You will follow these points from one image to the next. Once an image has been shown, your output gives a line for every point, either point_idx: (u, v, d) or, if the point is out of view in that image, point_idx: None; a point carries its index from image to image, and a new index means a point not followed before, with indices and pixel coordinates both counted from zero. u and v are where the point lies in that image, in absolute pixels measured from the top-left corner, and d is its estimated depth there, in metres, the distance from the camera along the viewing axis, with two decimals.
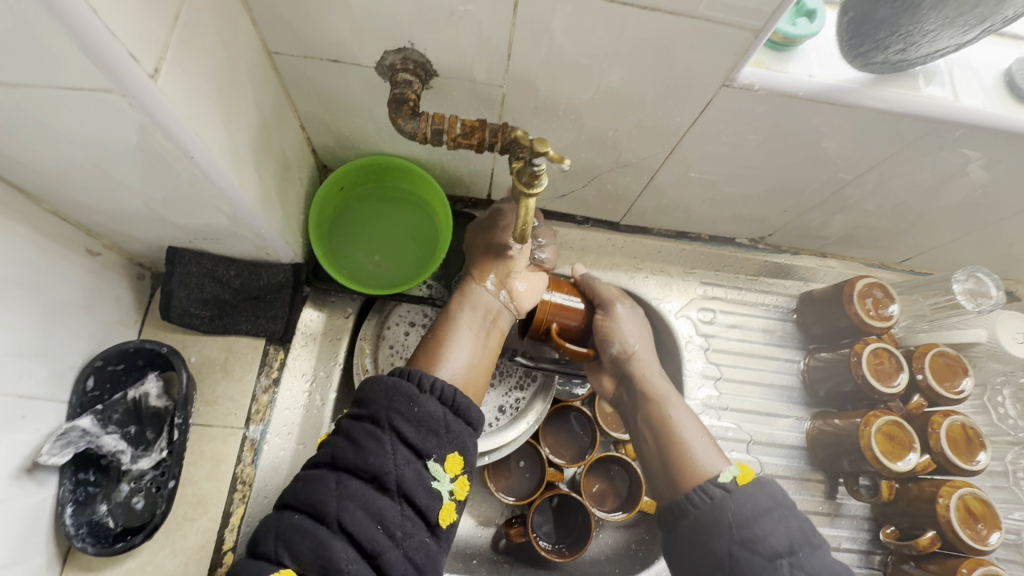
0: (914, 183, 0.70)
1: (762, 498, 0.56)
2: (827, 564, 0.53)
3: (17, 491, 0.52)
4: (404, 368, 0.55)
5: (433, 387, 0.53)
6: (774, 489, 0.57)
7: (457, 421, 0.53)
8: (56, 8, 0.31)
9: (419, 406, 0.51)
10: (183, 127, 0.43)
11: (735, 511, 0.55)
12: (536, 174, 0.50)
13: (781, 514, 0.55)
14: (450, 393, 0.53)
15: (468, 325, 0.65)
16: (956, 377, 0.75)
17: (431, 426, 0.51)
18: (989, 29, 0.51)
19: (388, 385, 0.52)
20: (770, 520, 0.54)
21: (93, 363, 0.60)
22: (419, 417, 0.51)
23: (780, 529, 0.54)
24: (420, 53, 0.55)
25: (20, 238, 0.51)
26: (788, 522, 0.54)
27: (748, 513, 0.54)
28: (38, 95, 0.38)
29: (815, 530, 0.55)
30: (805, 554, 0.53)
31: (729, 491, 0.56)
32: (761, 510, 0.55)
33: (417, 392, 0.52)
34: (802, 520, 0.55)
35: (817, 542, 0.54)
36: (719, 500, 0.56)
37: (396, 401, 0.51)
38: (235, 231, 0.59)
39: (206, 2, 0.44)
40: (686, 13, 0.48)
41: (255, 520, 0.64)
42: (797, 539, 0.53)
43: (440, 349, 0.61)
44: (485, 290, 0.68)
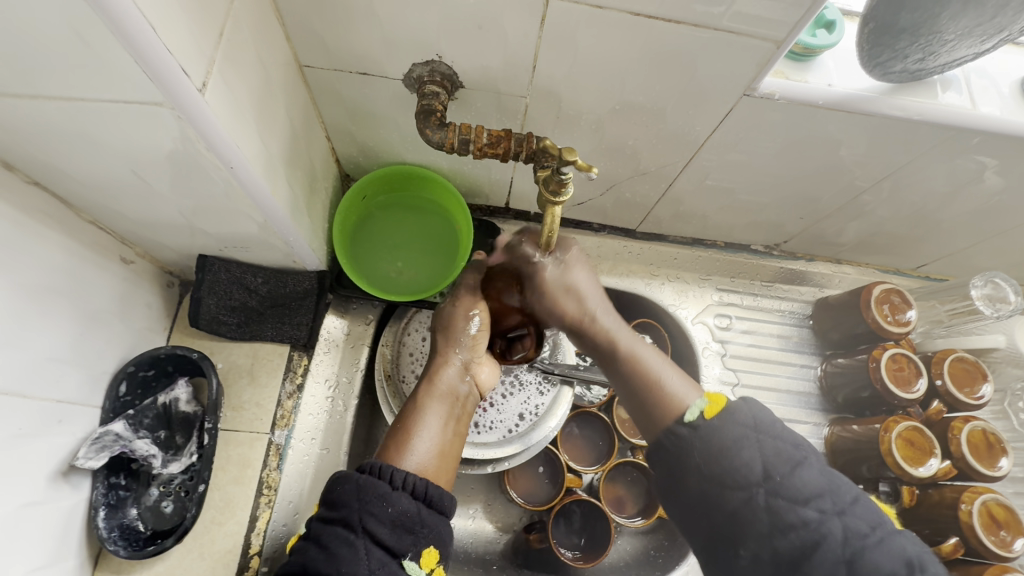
0: (931, 190, 0.71)
1: (731, 428, 0.55)
2: (809, 483, 0.52)
3: (53, 494, 0.53)
4: (373, 463, 0.50)
5: (406, 481, 0.50)
6: (746, 414, 0.55)
7: (432, 515, 0.50)
8: (119, 26, 0.33)
9: (392, 505, 0.48)
10: (225, 138, 0.44)
11: (705, 446, 0.55)
12: (563, 182, 0.51)
13: (755, 441, 0.54)
14: (424, 486, 0.50)
15: (434, 410, 0.60)
16: (975, 383, 0.75)
17: (405, 523, 0.48)
18: (1006, 38, 0.51)
19: (360, 481, 0.49)
20: (742, 450, 0.54)
21: (125, 369, 0.61)
22: (392, 516, 0.47)
23: (753, 457, 0.53)
24: (448, 65, 0.57)
25: (60, 246, 0.53)
26: (763, 448, 0.54)
27: (719, 447, 0.54)
28: (89, 108, 0.39)
29: (796, 448, 0.54)
30: (782, 478, 0.52)
31: (696, 427, 0.56)
32: (732, 441, 0.54)
33: (389, 490, 0.48)
34: (780, 441, 0.54)
35: (801, 459, 0.54)
36: (686, 438, 0.56)
37: (367, 500, 0.47)
38: (264, 239, 0.61)
39: (246, 17, 0.45)
40: (709, 25, 0.49)
41: (280, 524, 0.65)
42: (772, 465, 0.53)
43: (406, 437, 0.57)
44: (449, 368, 0.63)
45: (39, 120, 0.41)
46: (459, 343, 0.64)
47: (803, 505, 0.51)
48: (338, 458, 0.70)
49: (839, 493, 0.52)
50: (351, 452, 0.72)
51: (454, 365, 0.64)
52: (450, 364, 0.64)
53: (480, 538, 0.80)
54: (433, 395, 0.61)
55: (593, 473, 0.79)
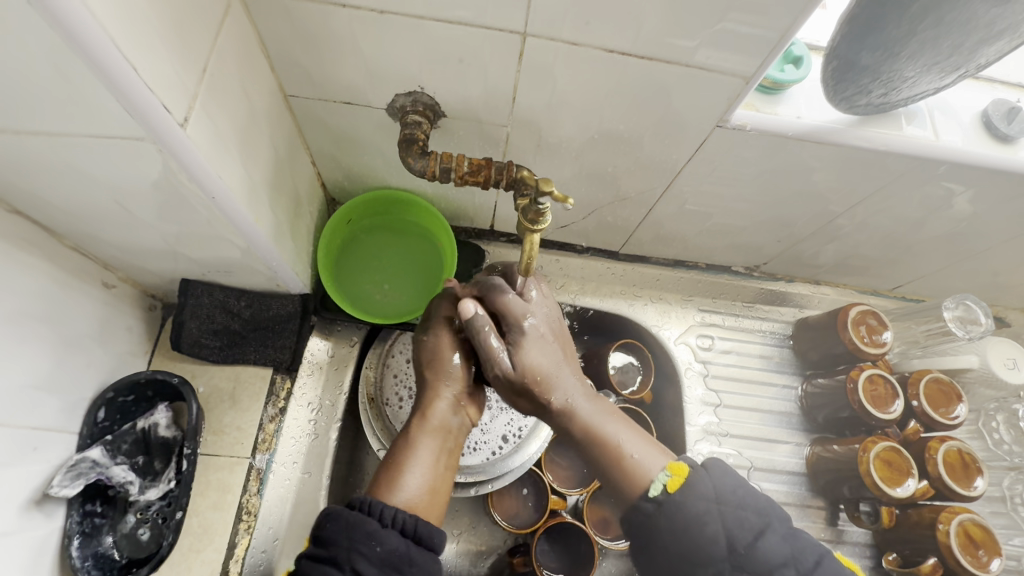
0: (903, 215, 0.73)
1: (694, 503, 0.51)
2: (775, 554, 0.49)
3: (26, 524, 0.53)
4: (364, 499, 0.49)
5: (395, 518, 0.48)
6: (707, 487, 0.52)
7: (421, 553, 0.48)
8: (102, 69, 0.34)
9: (380, 544, 0.46)
10: (208, 170, 0.45)
11: (667, 526, 0.51)
12: (541, 211, 0.53)
13: (718, 512, 0.51)
14: (413, 523, 0.48)
15: (426, 445, 0.57)
16: (951, 404, 0.76)
17: (394, 563, 0.45)
18: (964, 74, 0.54)
19: (350, 519, 0.47)
20: (706, 524, 0.50)
21: (104, 395, 0.61)
22: (381, 556, 0.45)
23: (716, 531, 0.50)
24: (430, 96, 0.58)
25: (40, 272, 0.53)
26: (726, 519, 0.50)
27: (681, 525, 0.50)
28: (72, 142, 0.40)
29: (759, 516, 0.51)
30: (747, 549, 0.49)
31: (661, 502, 0.52)
32: (695, 516, 0.50)
33: (378, 528, 0.47)
34: (742, 509, 0.51)
35: (764, 527, 0.50)
36: (653, 516, 0.52)
37: (357, 539, 0.46)
38: (248, 264, 0.61)
39: (230, 50, 0.47)
40: (681, 61, 0.51)
41: (260, 551, 0.64)
42: (735, 536, 0.50)
43: (395, 471, 0.54)
44: (441, 401, 0.60)
45: (21, 152, 0.41)
46: (447, 375, 0.61)
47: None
48: (320, 484, 0.69)
49: (803, 559, 0.49)
50: (334, 475, 0.72)
51: (445, 397, 0.60)
52: (441, 398, 0.60)
53: (463, 561, 0.80)
54: (424, 429, 0.58)
55: (577, 495, 0.79)
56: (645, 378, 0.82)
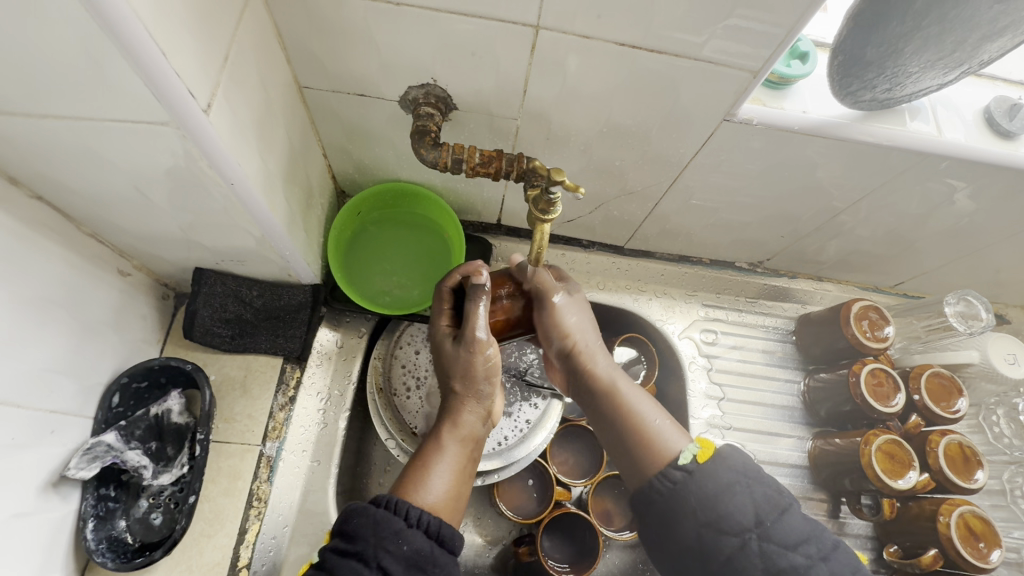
0: (905, 211, 0.74)
1: (724, 473, 0.54)
2: (798, 529, 0.51)
3: (43, 505, 0.54)
4: (390, 497, 0.49)
5: (421, 519, 0.49)
6: (736, 459, 0.55)
7: (443, 555, 0.48)
8: (134, 54, 0.35)
9: (407, 543, 0.47)
10: (228, 157, 0.46)
11: (696, 493, 0.53)
12: (552, 201, 0.55)
13: (745, 486, 0.53)
14: (437, 525, 0.49)
15: (453, 453, 0.57)
16: (952, 398, 0.77)
17: (419, 562, 0.46)
18: (967, 70, 0.55)
19: (377, 516, 0.47)
20: (733, 494, 0.52)
21: (119, 380, 0.62)
22: (406, 554, 0.46)
23: (744, 502, 0.52)
24: (442, 88, 0.59)
25: (59, 258, 0.54)
26: (752, 492, 0.53)
27: (709, 492, 0.53)
28: (99, 127, 0.41)
29: (782, 493, 0.53)
30: (772, 523, 0.51)
31: (690, 471, 0.54)
32: (724, 486, 0.53)
33: (404, 526, 0.47)
34: (768, 486, 0.53)
35: (787, 505, 0.52)
36: (681, 483, 0.54)
37: (383, 536, 0.46)
38: (261, 253, 0.62)
39: (250, 41, 0.48)
40: (690, 56, 0.52)
41: (270, 538, 0.64)
42: (762, 508, 0.52)
43: (424, 473, 0.54)
44: (472, 413, 0.59)
45: (47, 137, 0.42)
46: (480, 390, 0.60)
47: (792, 550, 0.50)
48: (328, 472, 0.69)
49: (823, 539, 0.51)
50: (343, 464, 0.73)
51: (476, 410, 0.60)
52: (472, 410, 0.59)
53: (470, 551, 0.81)
54: (454, 437, 0.58)
55: (582, 486, 0.80)
56: (650, 371, 0.83)
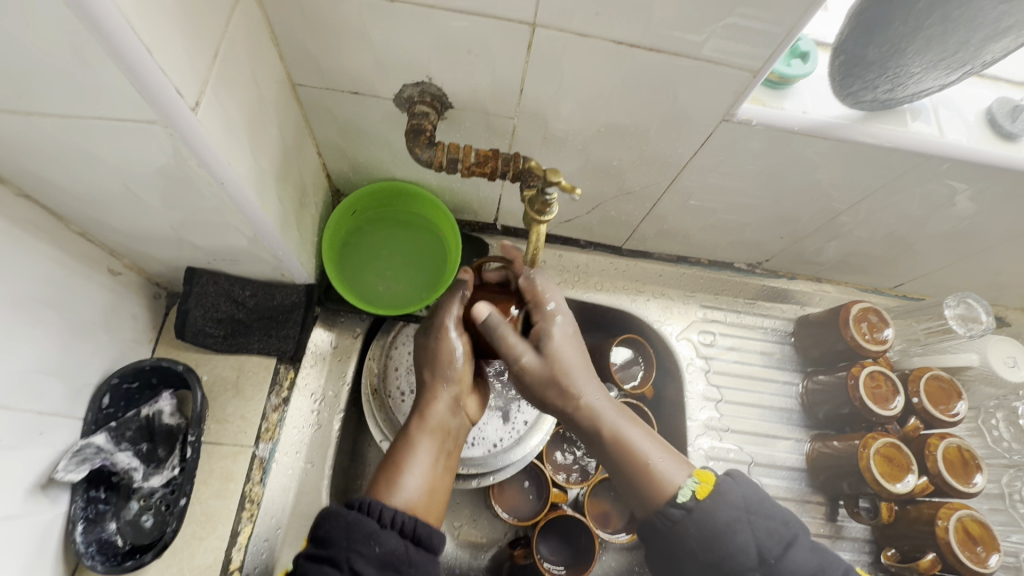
0: (906, 212, 0.73)
1: (725, 511, 0.52)
2: (804, 563, 0.50)
3: (31, 508, 0.53)
4: (363, 499, 0.49)
5: (394, 519, 0.48)
6: (736, 495, 0.53)
7: (420, 553, 0.48)
8: (118, 49, 0.34)
9: (379, 545, 0.46)
10: (217, 155, 0.45)
11: (696, 534, 0.51)
12: (548, 202, 0.54)
13: (748, 521, 0.51)
14: (412, 524, 0.48)
15: (425, 446, 0.57)
16: (951, 401, 0.77)
17: (392, 563, 0.45)
18: (970, 71, 0.54)
19: (349, 520, 0.47)
20: (735, 534, 0.51)
21: (109, 381, 0.61)
22: (380, 556, 0.45)
23: (747, 540, 0.50)
24: (437, 87, 0.58)
25: (47, 257, 0.53)
26: (756, 528, 0.51)
27: (710, 532, 0.51)
28: (85, 125, 0.40)
29: (786, 526, 0.52)
30: (777, 560, 0.50)
31: (689, 510, 0.52)
32: (725, 525, 0.51)
33: (377, 528, 0.47)
34: (771, 520, 0.52)
35: (791, 538, 0.51)
36: (680, 522, 0.52)
37: (356, 539, 0.46)
38: (254, 252, 0.61)
39: (241, 38, 0.47)
40: (689, 55, 0.51)
41: (262, 540, 0.65)
42: (765, 545, 0.51)
43: (396, 472, 0.54)
44: (441, 402, 0.60)
45: (32, 134, 0.41)
46: (447, 376, 0.60)
47: None
48: (322, 474, 0.69)
49: (830, 569, 0.50)
50: (337, 465, 0.72)
51: (444, 399, 0.60)
52: (441, 399, 0.60)
53: (465, 553, 0.80)
54: (423, 429, 0.58)
55: (578, 488, 0.79)
56: (646, 373, 0.82)
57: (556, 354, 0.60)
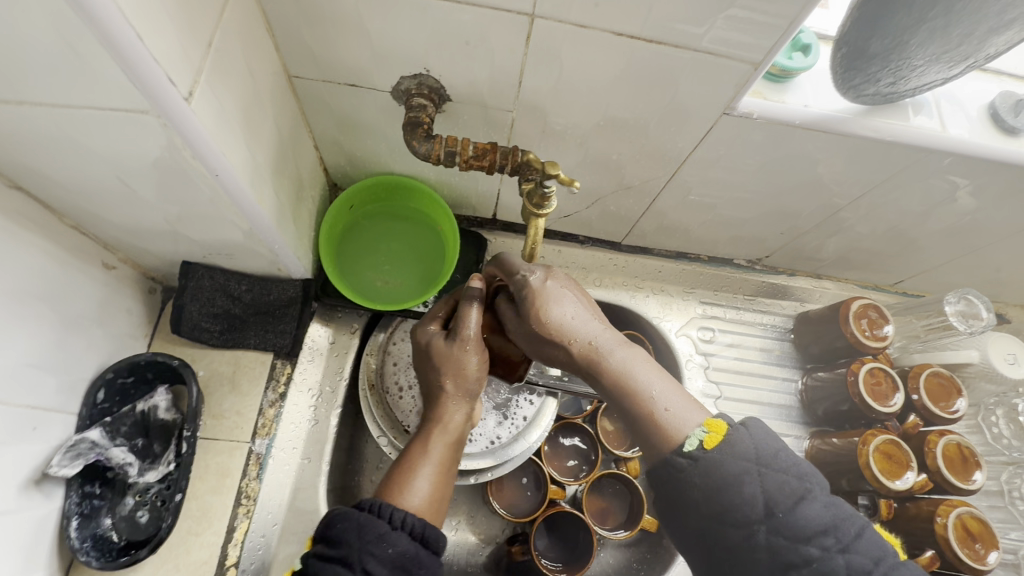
0: (907, 208, 0.73)
1: (732, 462, 0.48)
2: (817, 519, 0.46)
3: (25, 503, 0.53)
4: (374, 500, 0.48)
5: (405, 521, 0.47)
6: (746, 445, 0.48)
7: (430, 556, 0.47)
8: (109, 37, 0.33)
9: (391, 546, 0.45)
10: (212, 147, 0.44)
11: (700, 483, 0.48)
12: (546, 195, 0.55)
13: (758, 474, 0.47)
14: (422, 525, 0.48)
15: (439, 455, 0.56)
16: (951, 398, 0.76)
17: (404, 565, 0.45)
18: (973, 65, 0.53)
19: (359, 520, 0.46)
20: (743, 485, 0.47)
21: (104, 376, 0.60)
22: (391, 557, 0.44)
23: (754, 492, 0.47)
24: (435, 79, 0.58)
25: (40, 250, 0.52)
26: (765, 481, 0.47)
27: (716, 482, 0.48)
28: (76, 115, 0.40)
29: (801, 479, 0.48)
30: (785, 515, 0.46)
31: (696, 459, 0.49)
32: (732, 477, 0.47)
33: (388, 529, 0.46)
34: (784, 473, 0.48)
35: (805, 492, 0.47)
36: (685, 471, 0.49)
37: (367, 540, 0.45)
38: (250, 247, 0.61)
39: (236, 27, 0.46)
40: (690, 46, 0.51)
41: (259, 535, 0.64)
42: (772, 498, 0.47)
43: (409, 473, 0.53)
44: (458, 413, 0.59)
45: (23, 125, 0.41)
46: (466, 389, 0.59)
47: (807, 542, 0.46)
48: (319, 470, 0.68)
49: (844, 528, 0.46)
50: (334, 461, 0.72)
51: (462, 408, 0.59)
52: (459, 407, 0.59)
53: (462, 549, 0.80)
54: (439, 438, 0.57)
55: (576, 485, 0.79)
56: None
57: (545, 294, 0.56)
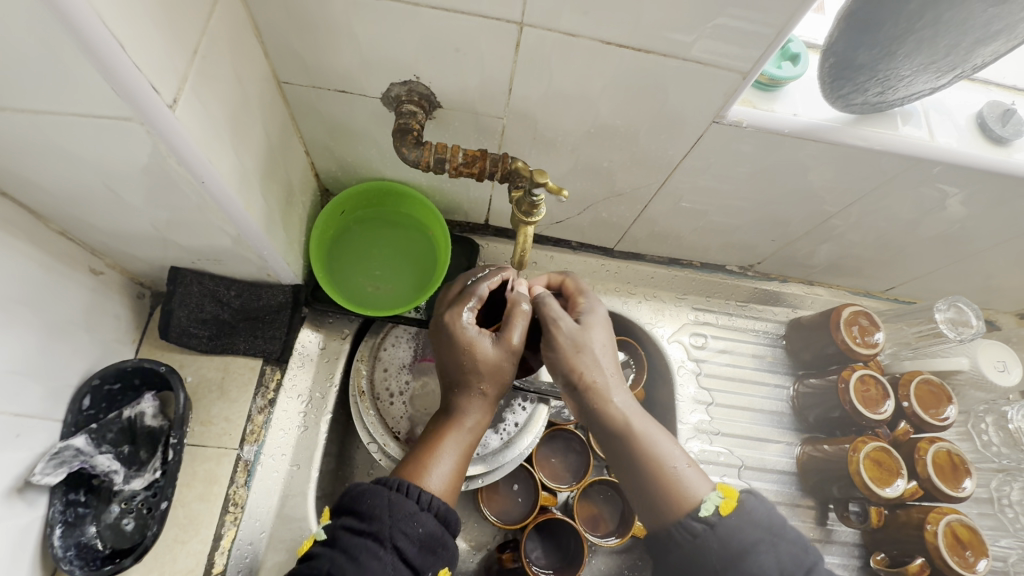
0: (897, 216, 0.73)
1: (747, 529, 0.50)
2: None
3: (8, 512, 0.52)
4: (404, 480, 0.49)
5: (432, 503, 0.48)
6: (760, 513, 0.51)
7: (450, 537, 0.49)
8: (90, 45, 0.33)
9: (420, 526, 0.47)
10: (197, 154, 0.44)
11: (717, 548, 0.50)
12: (535, 203, 0.55)
13: (771, 542, 0.49)
14: (447, 510, 0.49)
15: (460, 437, 0.55)
16: (941, 405, 0.77)
17: (431, 544, 0.47)
18: (960, 75, 0.54)
19: (391, 499, 0.47)
20: (756, 553, 0.48)
21: (90, 382, 0.60)
22: (420, 536, 0.46)
23: (768, 561, 0.48)
24: (425, 85, 0.58)
25: (25, 256, 0.52)
26: (780, 551, 0.49)
27: (732, 549, 0.49)
28: (60, 122, 0.40)
29: (808, 552, 0.49)
30: None
31: (712, 524, 0.51)
32: (747, 544, 0.49)
33: (417, 509, 0.47)
34: (794, 544, 0.50)
35: (813, 564, 0.48)
36: (700, 536, 0.51)
37: (398, 518, 0.46)
38: (238, 253, 0.60)
39: (223, 34, 0.46)
40: (679, 55, 0.51)
41: (246, 544, 0.63)
42: (788, 570, 0.48)
43: (430, 456, 0.53)
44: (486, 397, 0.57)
45: (6, 131, 0.41)
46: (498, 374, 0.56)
47: None
48: (309, 476, 0.68)
49: None
50: (323, 468, 0.71)
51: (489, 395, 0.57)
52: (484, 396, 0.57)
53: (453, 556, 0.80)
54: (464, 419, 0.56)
55: (568, 490, 0.78)
56: (638, 376, 0.81)
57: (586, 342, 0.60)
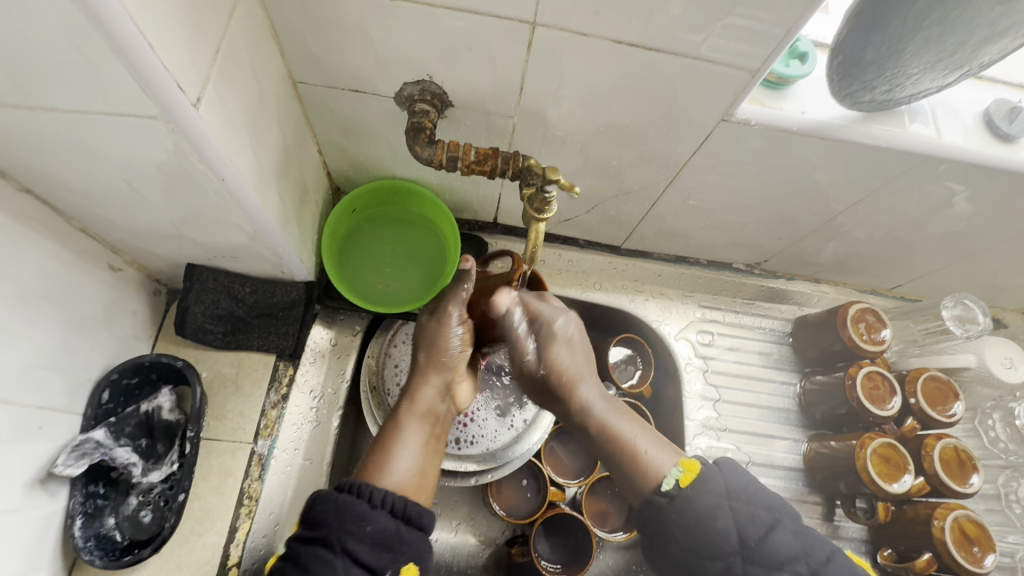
0: (904, 213, 0.74)
1: (705, 497, 0.53)
2: (786, 547, 0.50)
3: (30, 502, 0.53)
4: (354, 482, 0.50)
5: (386, 500, 0.49)
6: (718, 482, 0.53)
7: (411, 532, 0.49)
8: (121, 46, 0.34)
9: (371, 524, 0.48)
10: (219, 154, 0.45)
11: (677, 519, 0.53)
12: (547, 200, 0.56)
13: (729, 509, 0.52)
14: (402, 504, 0.50)
15: (416, 430, 0.61)
16: (948, 402, 0.77)
17: (384, 541, 0.47)
18: (967, 73, 0.54)
19: (338, 502, 0.48)
20: (715, 519, 0.51)
21: (109, 376, 0.61)
22: (372, 535, 0.47)
23: (727, 526, 0.51)
24: (438, 85, 0.59)
25: (48, 252, 0.53)
26: (738, 515, 0.52)
27: (692, 519, 0.52)
28: (87, 120, 0.41)
29: (770, 511, 0.52)
30: (757, 544, 0.50)
31: (671, 497, 0.54)
32: (704, 511, 0.52)
33: (367, 508, 0.48)
34: (753, 506, 0.52)
35: (774, 522, 0.51)
36: (664, 510, 0.54)
37: (346, 520, 0.47)
38: (254, 249, 0.61)
39: (243, 35, 0.47)
40: (689, 54, 0.52)
41: (260, 536, 0.64)
42: (746, 530, 0.51)
43: (386, 456, 0.57)
44: (429, 389, 0.64)
45: (31, 128, 0.42)
46: (440, 366, 0.64)
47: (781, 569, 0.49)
48: (320, 471, 0.70)
49: (814, 554, 0.50)
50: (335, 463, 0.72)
51: (433, 385, 0.64)
52: (430, 386, 0.64)
53: (463, 551, 0.80)
54: (411, 414, 0.62)
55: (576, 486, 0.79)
56: (644, 373, 0.82)
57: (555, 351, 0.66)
